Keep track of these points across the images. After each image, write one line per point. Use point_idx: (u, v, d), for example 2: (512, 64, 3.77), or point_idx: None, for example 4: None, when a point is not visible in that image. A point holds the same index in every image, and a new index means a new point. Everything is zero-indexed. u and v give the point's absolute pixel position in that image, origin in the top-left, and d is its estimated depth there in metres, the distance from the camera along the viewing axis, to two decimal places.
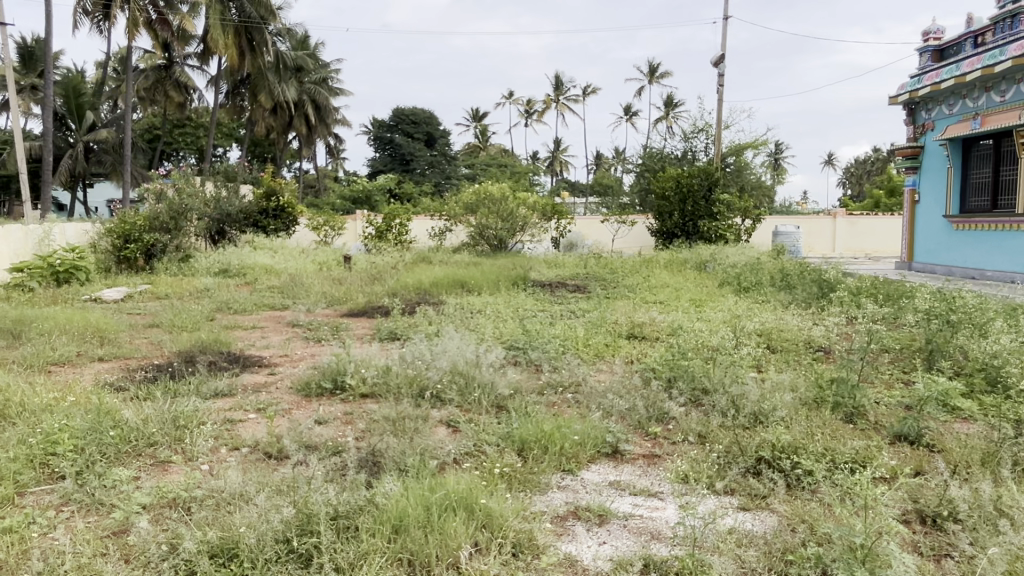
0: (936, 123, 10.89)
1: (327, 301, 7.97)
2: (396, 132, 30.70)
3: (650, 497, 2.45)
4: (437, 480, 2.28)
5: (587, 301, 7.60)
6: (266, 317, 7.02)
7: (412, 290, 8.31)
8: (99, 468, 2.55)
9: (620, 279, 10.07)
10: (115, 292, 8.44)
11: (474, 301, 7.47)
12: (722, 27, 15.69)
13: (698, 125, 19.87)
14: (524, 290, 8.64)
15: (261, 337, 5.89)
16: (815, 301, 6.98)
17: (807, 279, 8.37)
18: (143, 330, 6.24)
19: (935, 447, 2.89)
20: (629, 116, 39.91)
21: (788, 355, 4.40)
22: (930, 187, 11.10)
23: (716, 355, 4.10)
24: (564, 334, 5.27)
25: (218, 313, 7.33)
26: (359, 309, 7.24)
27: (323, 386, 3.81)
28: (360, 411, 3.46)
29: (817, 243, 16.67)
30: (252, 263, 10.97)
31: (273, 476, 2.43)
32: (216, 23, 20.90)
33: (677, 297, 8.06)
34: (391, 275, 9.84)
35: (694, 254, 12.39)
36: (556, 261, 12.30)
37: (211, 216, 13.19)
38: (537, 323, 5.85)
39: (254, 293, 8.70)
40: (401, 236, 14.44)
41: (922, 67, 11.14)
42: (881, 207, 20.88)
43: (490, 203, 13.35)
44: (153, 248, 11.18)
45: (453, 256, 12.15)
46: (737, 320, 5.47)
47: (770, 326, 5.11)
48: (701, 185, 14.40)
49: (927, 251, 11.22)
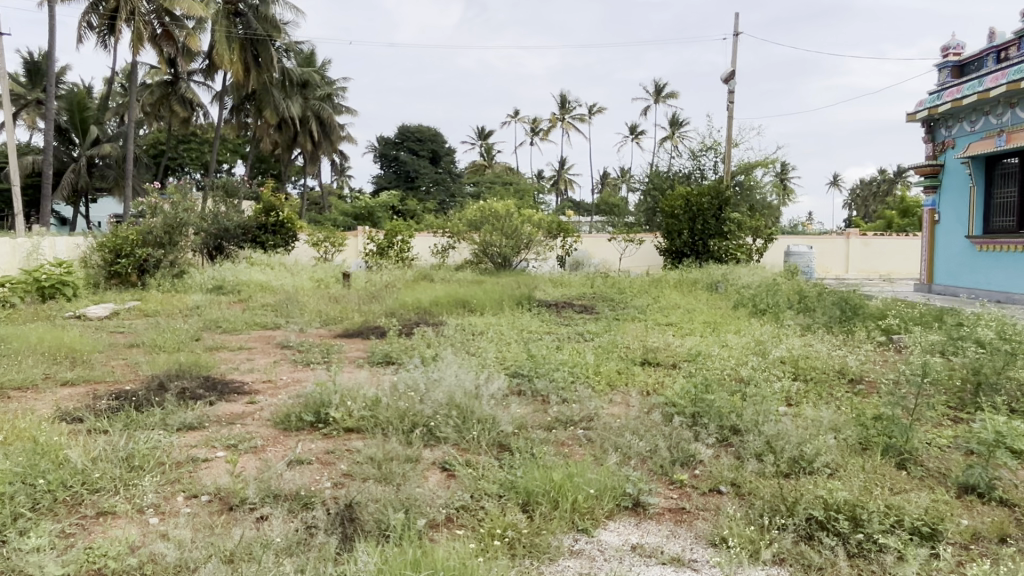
0: (957, 140, 10.50)
1: (322, 320, 7.56)
2: (401, 150, 30.50)
3: (681, 568, 2.01)
4: (424, 550, 1.86)
5: (595, 322, 7.18)
6: (255, 337, 6.62)
7: (411, 310, 7.90)
8: (23, 525, 2.15)
9: (628, 299, 9.68)
10: (100, 309, 8.08)
11: (475, 321, 7.07)
12: (732, 43, 15.41)
13: (706, 143, 19.65)
14: (528, 311, 8.22)
15: (246, 360, 5.48)
16: (838, 326, 6.59)
17: (829, 301, 7.96)
18: (123, 351, 5.84)
19: (1009, 503, 2.47)
20: (635, 135, 39.67)
21: (821, 387, 3.97)
22: (951, 207, 10.68)
23: (743, 387, 3.68)
24: (574, 359, 4.85)
25: (205, 331, 6.95)
26: (354, 329, 6.83)
27: (304, 419, 3.40)
28: (344, 449, 3.06)
29: (831, 264, 16.20)
30: (247, 280, 10.58)
31: (227, 539, 2.01)
32: (222, 39, 20.75)
33: (690, 319, 7.67)
34: (391, 293, 9.51)
35: (705, 274, 11.98)
36: (561, 280, 11.93)
37: (208, 231, 12.87)
38: (544, 347, 5.42)
39: (247, 312, 8.31)
40: (402, 253, 14.07)
41: (941, 83, 10.80)
42: (893, 227, 20.47)
43: (494, 220, 13.01)
44: (145, 263, 10.87)
45: (455, 275, 11.81)
46: (760, 345, 5.05)
47: (797, 353, 4.67)
48: (711, 204, 13.99)
49: (948, 272, 10.78)
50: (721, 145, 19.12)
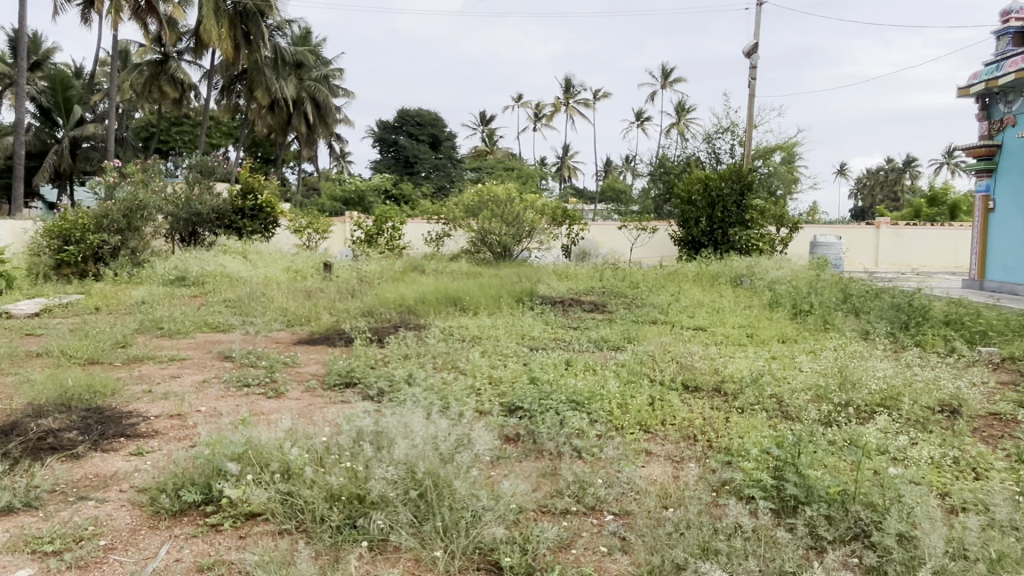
0: (1019, 117, 9.24)
1: (283, 321, 6.34)
2: (400, 134, 29.20)
3: None
4: None
5: (609, 327, 6.00)
6: (197, 343, 5.42)
7: (393, 309, 6.70)
8: None
9: (644, 296, 8.50)
10: (28, 305, 6.87)
11: (467, 324, 5.89)
12: (757, 14, 14.05)
13: (722, 125, 18.35)
14: (531, 310, 7.03)
15: (167, 379, 4.26)
16: (906, 338, 5.43)
17: (883, 305, 6.76)
18: (20, 363, 4.62)
19: None
20: (640, 121, 38.21)
21: (949, 440, 2.78)
22: (1009, 193, 9.45)
23: (852, 450, 2.48)
24: (593, 385, 3.66)
25: (140, 336, 5.76)
26: (318, 334, 5.64)
27: (185, 499, 2.20)
28: (229, 564, 1.89)
29: (858, 256, 14.98)
30: (213, 270, 9.35)
31: None
32: (209, 13, 19.35)
33: (722, 322, 6.49)
34: (373, 287, 8.34)
35: (727, 267, 10.76)
36: (567, 272, 10.73)
37: (178, 215, 11.60)
38: (550, 363, 4.23)
39: (202, 309, 7.11)
40: (393, 241, 12.92)
41: (1000, 53, 9.52)
42: (921, 217, 19.13)
43: (493, 205, 11.79)
44: (101, 250, 9.73)
45: (449, 265, 10.61)
46: (836, 365, 3.88)
47: (896, 381, 3.46)
48: (731, 190, 12.74)
49: (1004, 267, 9.58)
50: (738, 126, 17.81)
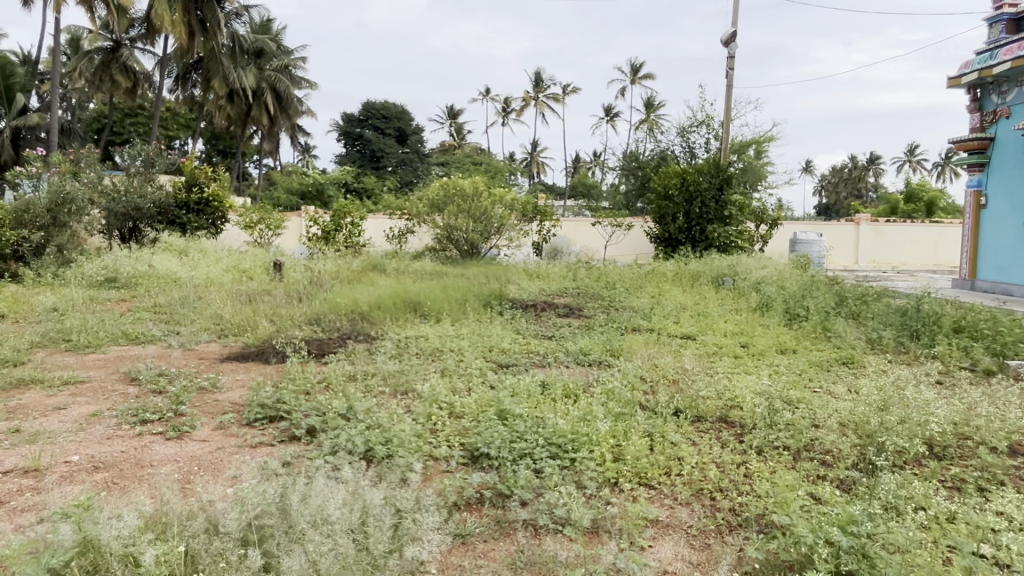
0: (1013, 109, 8.74)
1: (214, 332, 5.49)
2: (366, 127, 28.17)
3: None
4: None
5: (589, 337, 5.29)
6: (105, 361, 4.56)
7: (343, 316, 5.91)
8: None
9: (624, 299, 7.81)
10: None
11: (428, 334, 5.14)
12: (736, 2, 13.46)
13: (696, 118, 17.78)
14: (500, 316, 6.29)
15: (49, 411, 3.42)
16: (922, 350, 4.83)
17: (886, 309, 6.17)
18: None
19: None
20: (610, 117, 37.63)
21: None
22: (1003, 189, 8.98)
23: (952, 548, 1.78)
24: (581, 421, 2.91)
25: (39, 351, 4.87)
26: (252, 348, 4.82)
27: None
28: None
29: (838, 254, 14.55)
30: (148, 271, 8.41)
31: None
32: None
33: (713, 329, 5.83)
34: (325, 290, 7.50)
35: (708, 266, 10.16)
36: (539, 272, 9.99)
37: (114, 210, 10.54)
38: (523, 388, 3.50)
39: (125, 316, 6.22)
40: (352, 238, 12.08)
41: (993, 41, 9.03)
42: (897, 214, 18.81)
43: (460, 199, 11.01)
44: (20, 249, 8.81)
45: (412, 264, 9.82)
46: (865, 391, 3.24)
47: (951, 419, 2.80)
48: (710, 184, 12.16)
49: (997, 266, 9.13)
50: (713, 119, 17.25)
